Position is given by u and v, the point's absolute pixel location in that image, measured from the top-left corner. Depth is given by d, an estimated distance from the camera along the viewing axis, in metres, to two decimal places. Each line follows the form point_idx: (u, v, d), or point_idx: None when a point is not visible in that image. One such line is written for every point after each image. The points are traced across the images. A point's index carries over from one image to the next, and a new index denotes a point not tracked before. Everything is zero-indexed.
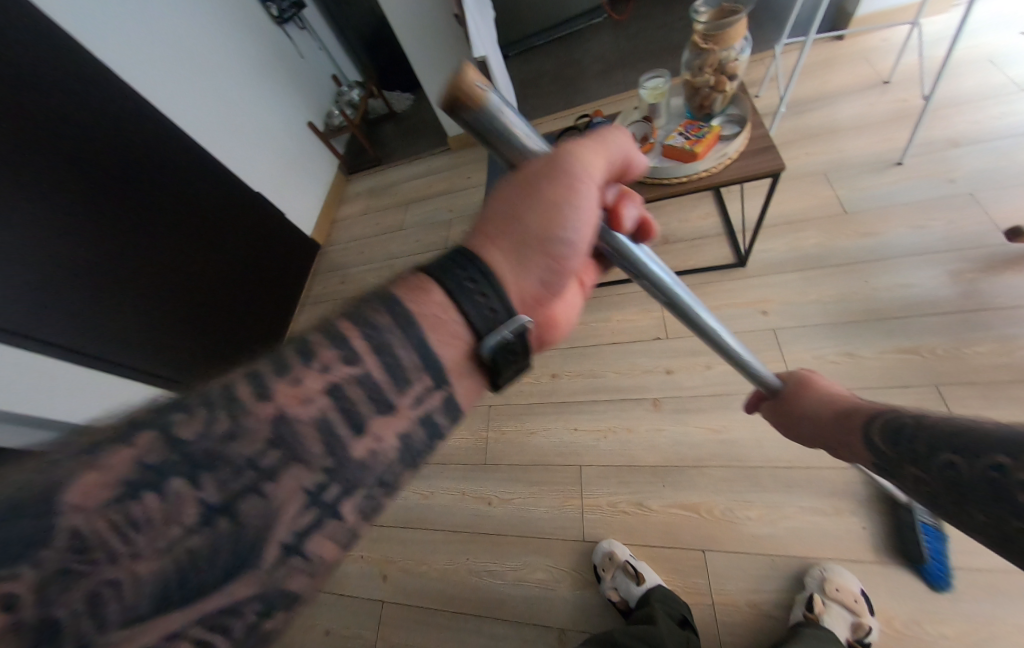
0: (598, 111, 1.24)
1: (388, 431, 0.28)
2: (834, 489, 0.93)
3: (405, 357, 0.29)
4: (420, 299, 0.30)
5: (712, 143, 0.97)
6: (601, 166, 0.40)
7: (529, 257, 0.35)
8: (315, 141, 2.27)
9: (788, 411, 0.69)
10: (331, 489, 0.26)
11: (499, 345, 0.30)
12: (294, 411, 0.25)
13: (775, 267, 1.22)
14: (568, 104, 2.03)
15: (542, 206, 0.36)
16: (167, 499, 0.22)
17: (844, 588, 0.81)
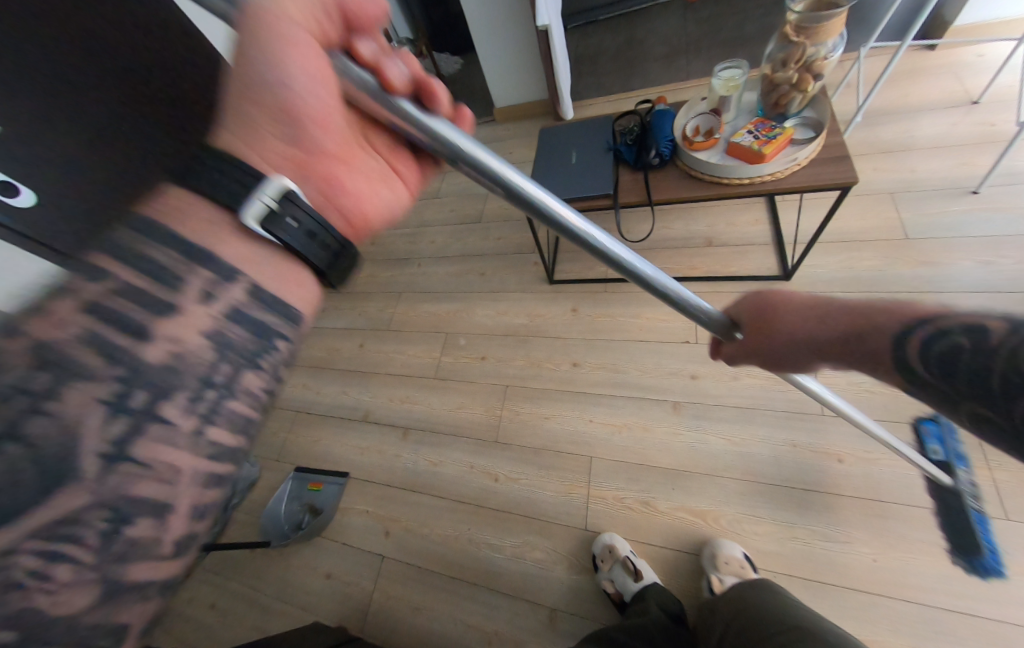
0: (661, 98, 1.18)
1: (187, 331, 0.28)
2: (850, 517, 0.92)
3: (163, 258, 0.28)
4: (171, 214, 0.30)
5: (783, 146, 0.92)
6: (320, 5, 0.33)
7: (252, 126, 0.36)
8: None
9: (756, 346, 0.48)
10: (136, 394, 0.25)
11: (265, 213, 0.31)
12: (46, 334, 0.24)
13: (822, 286, 1.18)
14: (625, 87, 1.94)
15: (262, 61, 0.34)
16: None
17: (729, 557, 0.90)
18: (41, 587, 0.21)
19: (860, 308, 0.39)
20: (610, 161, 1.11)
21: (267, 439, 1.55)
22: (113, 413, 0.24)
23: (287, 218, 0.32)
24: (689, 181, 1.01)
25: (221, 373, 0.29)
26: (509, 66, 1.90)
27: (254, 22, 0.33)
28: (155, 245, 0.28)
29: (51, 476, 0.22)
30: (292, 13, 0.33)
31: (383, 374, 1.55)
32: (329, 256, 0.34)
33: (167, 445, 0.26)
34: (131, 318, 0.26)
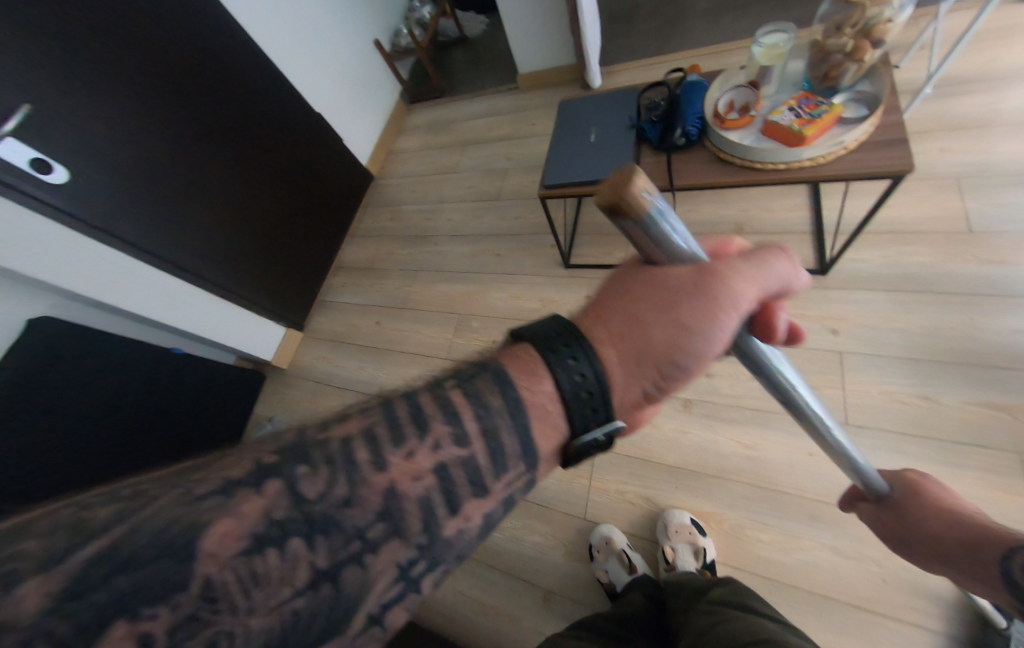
0: (694, 67, 1.06)
1: (477, 512, 0.30)
2: (863, 533, 0.87)
3: (507, 442, 0.31)
4: (526, 378, 0.33)
5: (828, 126, 0.81)
6: (757, 277, 0.37)
7: (645, 367, 0.35)
8: (379, 64, 2.16)
9: (893, 524, 0.61)
10: (419, 565, 0.28)
11: (590, 440, 0.32)
12: (404, 486, 0.28)
13: (863, 282, 1.07)
14: (662, 50, 1.77)
15: (667, 312, 0.35)
16: (280, 552, 0.25)
17: (679, 526, 0.96)
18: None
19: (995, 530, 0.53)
20: (631, 141, 1.03)
21: (290, 408, 1.64)
22: (400, 575, 0.27)
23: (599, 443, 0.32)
24: (716, 165, 0.92)
25: (418, 566, 0.28)
26: (535, 27, 1.76)
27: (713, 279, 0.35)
28: (510, 428, 0.31)
29: (322, 630, 0.24)
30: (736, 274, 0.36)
31: (396, 352, 1.57)
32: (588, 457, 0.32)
33: (361, 587, 0.26)
34: (460, 492, 0.29)
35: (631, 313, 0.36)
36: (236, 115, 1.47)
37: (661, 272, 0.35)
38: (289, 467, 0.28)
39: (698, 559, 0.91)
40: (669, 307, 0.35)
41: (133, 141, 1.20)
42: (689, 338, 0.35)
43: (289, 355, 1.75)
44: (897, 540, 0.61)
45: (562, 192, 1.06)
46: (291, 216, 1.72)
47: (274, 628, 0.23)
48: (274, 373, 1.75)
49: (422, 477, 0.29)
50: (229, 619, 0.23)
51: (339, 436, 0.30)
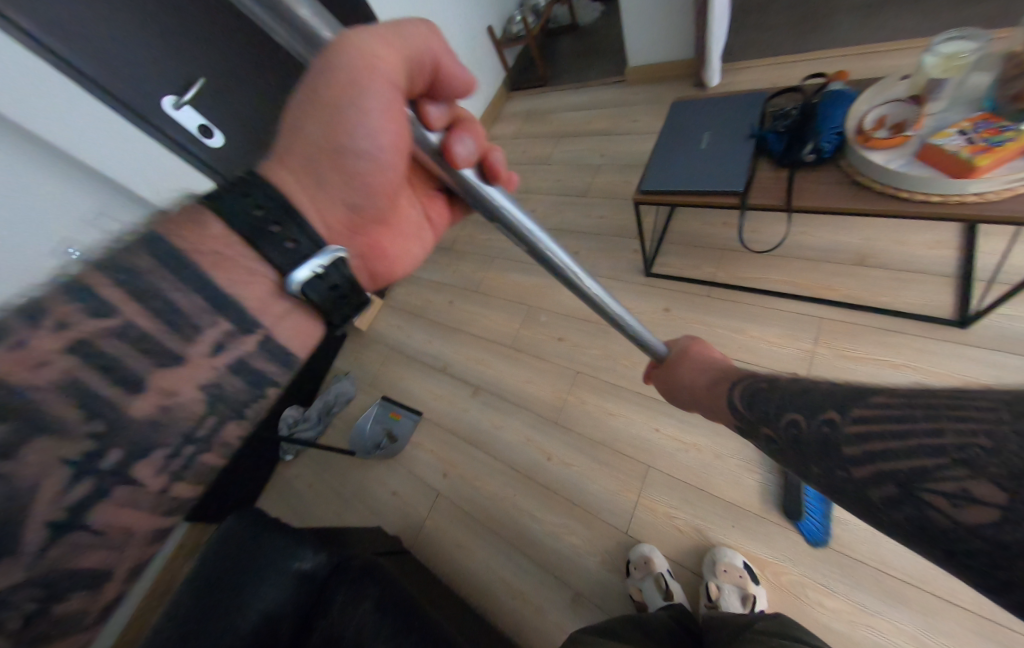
0: (841, 74, 0.94)
1: (186, 385, 0.28)
2: (953, 629, 0.77)
3: (186, 301, 0.28)
4: (193, 233, 0.28)
5: (1008, 157, 0.68)
6: (403, 64, 0.34)
7: (327, 177, 0.35)
8: (489, 49, 2.19)
9: (668, 381, 0.67)
10: (112, 455, 0.25)
11: (310, 279, 0.31)
12: (15, 378, 0.22)
13: (1011, 345, 0.92)
14: (797, 47, 1.58)
15: (332, 118, 0.34)
16: None
17: (729, 566, 0.90)
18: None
19: (726, 369, 0.58)
20: (748, 151, 0.95)
21: (364, 367, 1.79)
22: (76, 473, 0.24)
23: (330, 282, 0.32)
24: (849, 189, 0.82)
25: (114, 459, 0.25)
26: (655, 19, 1.67)
27: (356, 69, 0.31)
28: (181, 286, 0.28)
29: None
30: (385, 61, 0.33)
31: (465, 332, 1.64)
32: (339, 301, 0.33)
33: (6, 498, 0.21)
34: (136, 370, 0.26)
35: (296, 122, 0.34)
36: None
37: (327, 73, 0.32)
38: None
39: (744, 604, 0.85)
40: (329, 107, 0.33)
41: None
42: (356, 138, 0.35)
43: (369, 319, 1.90)
44: (674, 393, 0.67)
45: (659, 198, 1.01)
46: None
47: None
48: (354, 333, 1.93)
49: (51, 363, 0.23)
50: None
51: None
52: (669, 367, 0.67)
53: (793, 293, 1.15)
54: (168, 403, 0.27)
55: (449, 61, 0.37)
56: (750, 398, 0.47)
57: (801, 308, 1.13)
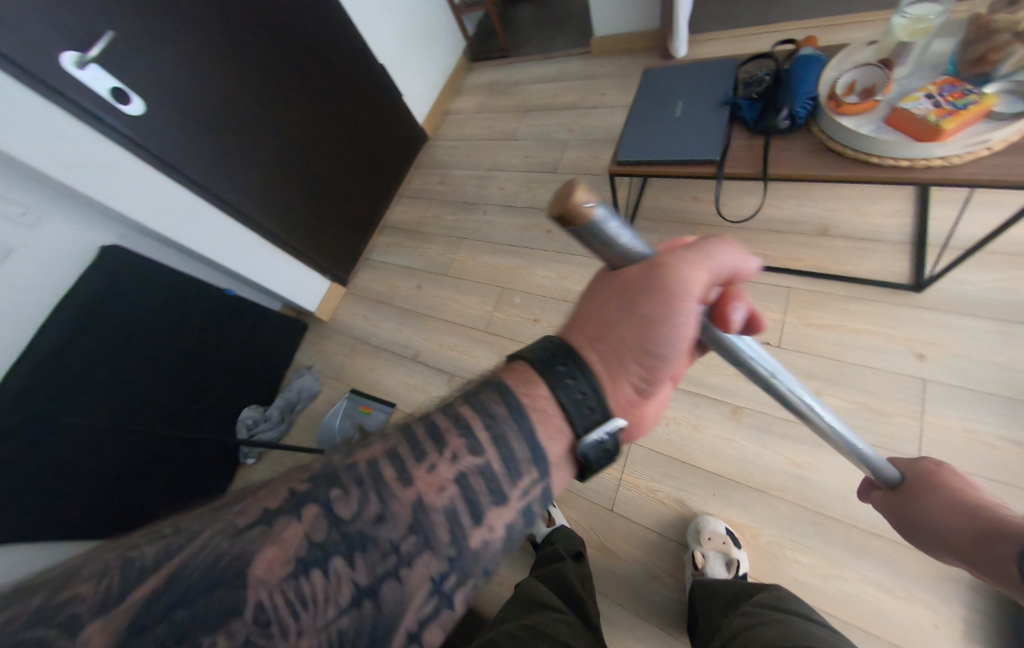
0: (810, 39, 0.93)
1: (497, 522, 0.35)
2: (915, 573, 0.82)
3: (519, 451, 0.36)
4: (526, 389, 0.39)
5: (970, 121, 0.70)
6: (712, 270, 0.40)
7: (625, 369, 0.40)
8: (446, 16, 2.06)
9: (912, 517, 0.65)
10: (448, 578, 0.33)
11: (597, 444, 0.36)
12: (428, 497, 0.34)
13: (961, 307, 0.97)
14: (758, 20, 1.59)
15: (620, 314, 0.39)
16: (325, 573, 0.31)
17: (713, 534, 0.91)
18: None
19: (1003, 515, 0.58)
20: (723, 119, 0.93)
21: (329, 359, 1.68)
22: (432, 588, 0.32)
23: (605, 441, 0.37)
24: (820, 154, 0.83)
25: (438, 586, 0.32)
26: None
27: (660, 286, 0.38)
28: (499, 437, 0.37)
29: (368, 642, 0.30)
30: (695, 282, 0.38)
31: (436, 318, 1.57)
32: (604, 455, 0.37)
33: (394, 600, 0.31)
34: (475, 501, 0.35)
35: (607, 318, 0.40)
36: (301, 63, 1.44)
37: (622, 275, 0.40)
38: (332, 494, 0.34)
39: (729, 569, 0.86)
40: (625, 317, 0.39)
41: (202, 80, 1.19)
42: (671, 334, 0.39)
43: (331, 308, 1.79)
44: (915, 525, 0.65)
45: (636, 170, 0.98)
46: (344, 171, 1.71)
47: (326, 642, 0.29)
48: (317, 324, 1.80)
49: (418, 491, 0.34)
50: (303, 623, 0.29)
51: (364, 459, 0.36)
52: (908, 497, 0.65)
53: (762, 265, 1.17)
54: (485, 535, 0.35)
55: (743, 257, 0.42)
56: None
57: (771, 279, 1.15)
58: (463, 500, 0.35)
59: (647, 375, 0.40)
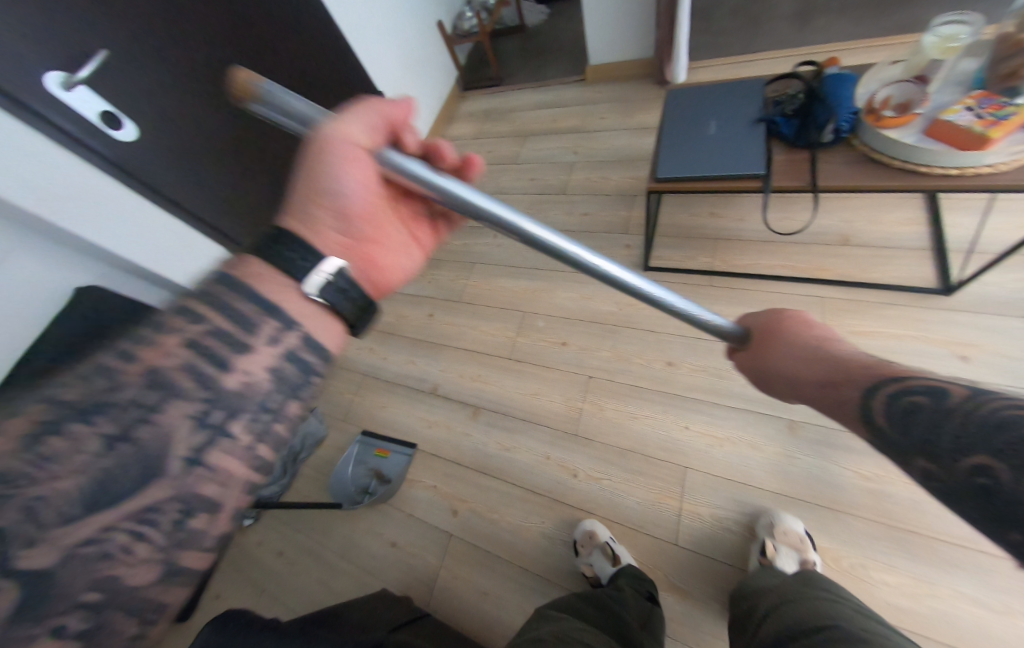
0: (832, 59, 0.97)
1: (255, 366, 0.35)
2: (1006, 584, 0.78)
3: (243, 308, 0.36)
4: (249, 266, 0.38)
5: (1012, 130, 0.73)
6: (355, 122, 0.44)
7: (326, 219, 0.43)
8: (439, 46, 2.07)
9: (756, 371, 0.53)
10: (214, 414, 0.33)
11: (325, 285, 0.38)
12: (156, 362, 0.32)
13: (992, 307, 1.00)
14: (745, 50, 1.69)
15: (315, 171, 0.43)
16: (65, 438, 0.28)
17: (790, 529, 0.88)
18: (125, 560, 0.28)
19: (870, 357, 0.45)
20: (761, 135, 0.94)
21: (333, 399, 1.54)
22: (199, 424, 0.32)
23: (340, 284, 0.39)
24: (865, 166, 0.84)
25: (205, 430, 0.32)
26: (613, 18, 1.69)
27: (318, 139, 0.43)
28: (240, 298, 0.36)
29: (140, 479, 0.29)
30: (350, 136, 0.44)
31: (453, 347, 1.48)
32: (349, 300, 0.40)
33: (150, 448, 0.30)
34: (222, 355, 0.34)
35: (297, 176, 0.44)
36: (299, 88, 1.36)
37: (321, 148, 0.43)
38: (50, 389, 0.30)
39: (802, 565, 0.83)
40: (307, 172, 0.43)
41: (191, 102, 1.06)
42: (349, 185, 0.44)
43: None
44: (766, 383, 0.52)
45: (679, 186, 0.96)
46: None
47: (81, 493, 0.27)
48: None
49: (166, 360, 0.32)
50: (27, 489, 0.26)
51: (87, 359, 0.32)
52: (753, 354, 0.53)
53: (793, 276, 1.18)
54: (247, 380, 0.35)
55: (393, 111, 0.47)
56: (906, 417, 0.37)
57: (803, 291, 1.16)
58: (208, 363, 0.33)
59: (339, 220, 0.44)
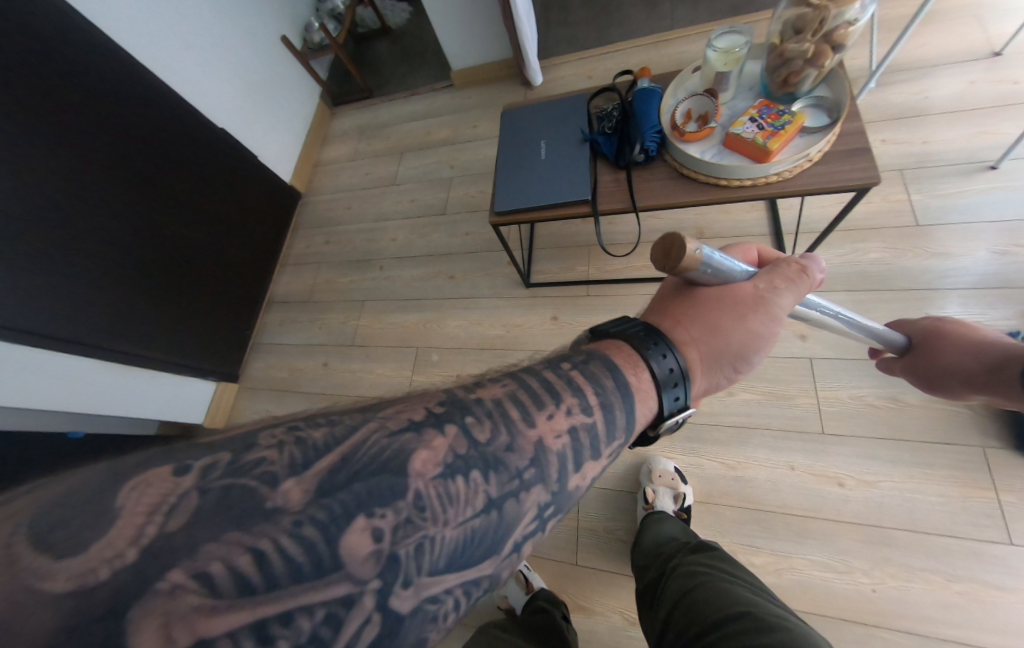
0: (645, 69, 0.97)
1: (593, 473, 0.33)
2: (846, 546, 0.87)
3: (614, 416, 0.35)
4: (620, 357, 0.39)
5: (791, 137, 0.76)
6: (791, 291, 0.46)
7: (717, 359, 0.44)
8: (291, 64, 1.90)
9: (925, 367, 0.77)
10: (552, 509, 0.30)
11: (673, 423, 0.40)
12: (548, 438, 0.32)
13: (823, 284, 1.07)
14: (599, 40, 1.67)
15: (733, 314, 0.44)
16: (468, 481, 0.28)
17: (663, 472, 0.99)
18: (435, 630, 0.24)
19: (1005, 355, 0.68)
20: (585, 155, 0.93)
21: None
22: (539, 514, 0.30)
23: (675, 423, 0.40)
24: (676, 181, 0.85)
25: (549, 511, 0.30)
26: (463, 20, 1.62)
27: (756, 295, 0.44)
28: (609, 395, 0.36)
29: (488, 548, 0.27)
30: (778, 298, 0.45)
31: (350, 396, 1.42)
32: (673, 428, 0.40)
33: (517, 514, 0.28)
34: (589, 455, 0.33)
35: (720, 321, 0.44)
36: (107, 154, 1.20)
37: (734, 292, 0.44)
38: (465, 417, 0.31)
39: (677, 501, 0.94)
40: (728, 309, 0.44)
41: None
42: (757, 342, 0.45)
43: (225, 412, 1.54)
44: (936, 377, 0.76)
45: (517, 219, 0.95)
46: (203, 259, 1.47)
47: (462, 536, 0.26)
48: None
49: (555, 436, 0.32)
50: (433, 528, 0.25)
51: (489, 396, 0.34)
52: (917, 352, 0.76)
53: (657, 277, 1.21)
54: (583, 482, 0.33)
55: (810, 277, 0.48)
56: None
57: None
58: (580, 449, 0.33)
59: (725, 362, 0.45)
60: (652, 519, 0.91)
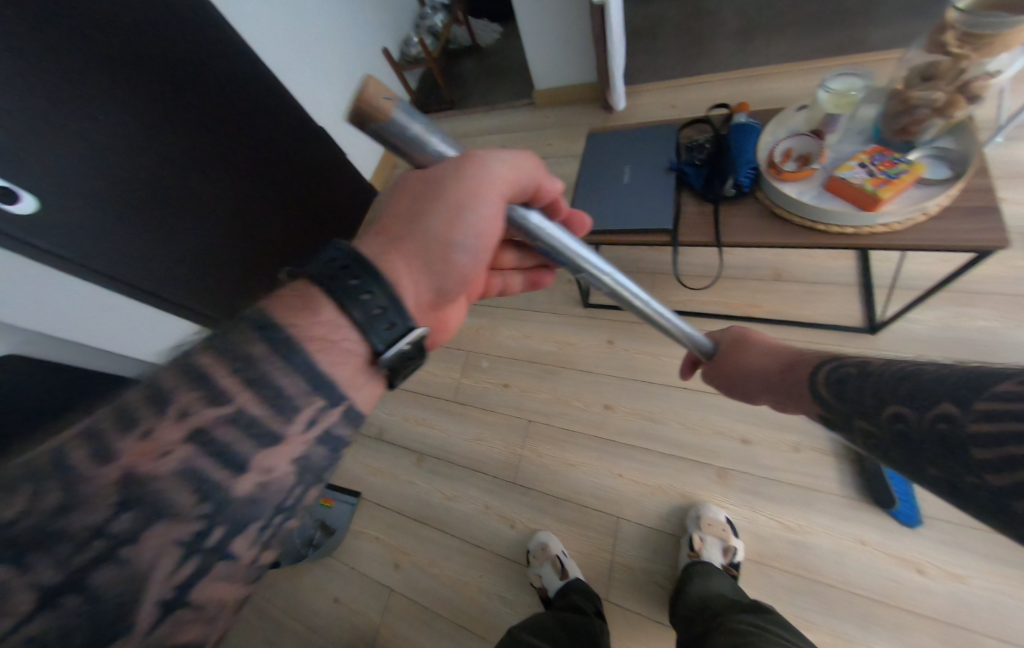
0: (742, 104, 0.96)
1: (281, 460, 0.30)
2: (920, 641, 0.78)
3: (289, 384, 0.31)
4: (292, 319, 0.32)
5: (905, 188, 0.72)
6: (510, 169, 0.45)
7: (425, 255, 0.42)
8: (387, 73, 2.04)
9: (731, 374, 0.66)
10: (215, 531, 0.27)
11: (401, 355, 0.34)
12: (147, 466, 0.26)
13: (916, 346, 0.98)
14: (687, 71, 1.67)
15: (416, 203, 0.43)
16: (11, 573, 0.22)
17: (713, 521, 0.93)
18: None
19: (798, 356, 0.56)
20: (670, 185, 0.93)
21: None
22: (192, 549, 0.26)
23: (406, 363, 0.35)
24: (766, 220, 0.83)
25: (214, 535, 0.27)
26: (553, 44, 1.68)
27: (478, 179, 0.43)
28: (274, 372, 0.30)
29: (110, 620, 0.23)
30: (495, 179, 0.44)
31: (399, 389, 1.47)
32: (411, 359, 0.35)
33: (130, 576, 0.24)
34: (245, 451, 0.28)
35: (415, 215, 0.43)
36: (244, 150, 1.30)
37: (431, 174, 0.42)
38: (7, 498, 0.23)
39: (726, 555, 0.88)
40: (436, 197, 0.43)
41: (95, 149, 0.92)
42: (466, 228, 0.44)
43: None
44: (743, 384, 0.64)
45: (592, 240, 0.95)
46: (289, 250, 1.55)
47: None
48: None
49: (172, 451, 0.26)
50: None
51: (48, 449, 0.26)
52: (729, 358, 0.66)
53: (725, 315, 1.17)
54: (266, 479, 0.29)
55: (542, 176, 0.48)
56: (837, 384, 0.45)
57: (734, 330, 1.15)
58: (228, 442, 0.28)
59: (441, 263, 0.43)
60: (698, 569, 0.86)
